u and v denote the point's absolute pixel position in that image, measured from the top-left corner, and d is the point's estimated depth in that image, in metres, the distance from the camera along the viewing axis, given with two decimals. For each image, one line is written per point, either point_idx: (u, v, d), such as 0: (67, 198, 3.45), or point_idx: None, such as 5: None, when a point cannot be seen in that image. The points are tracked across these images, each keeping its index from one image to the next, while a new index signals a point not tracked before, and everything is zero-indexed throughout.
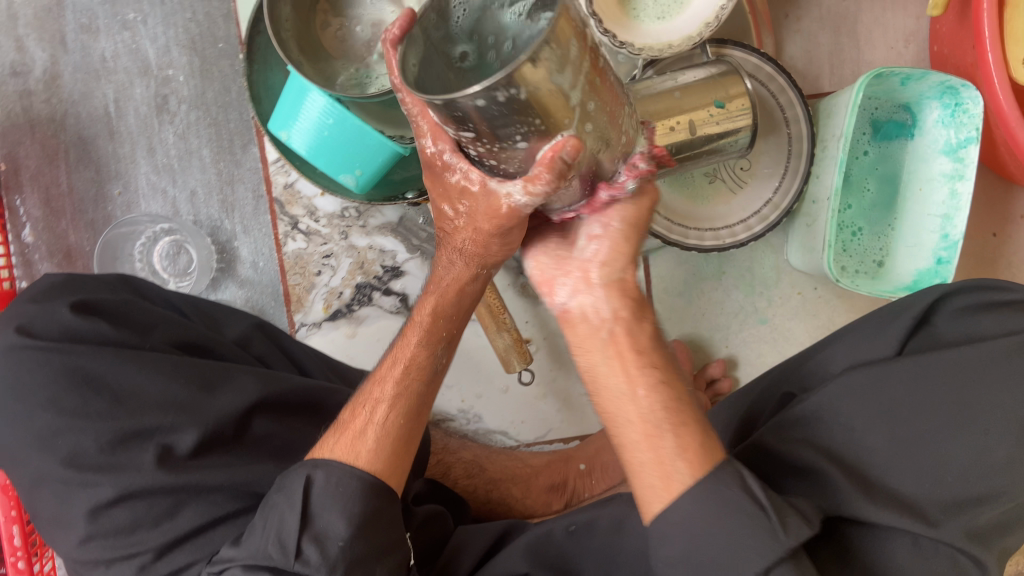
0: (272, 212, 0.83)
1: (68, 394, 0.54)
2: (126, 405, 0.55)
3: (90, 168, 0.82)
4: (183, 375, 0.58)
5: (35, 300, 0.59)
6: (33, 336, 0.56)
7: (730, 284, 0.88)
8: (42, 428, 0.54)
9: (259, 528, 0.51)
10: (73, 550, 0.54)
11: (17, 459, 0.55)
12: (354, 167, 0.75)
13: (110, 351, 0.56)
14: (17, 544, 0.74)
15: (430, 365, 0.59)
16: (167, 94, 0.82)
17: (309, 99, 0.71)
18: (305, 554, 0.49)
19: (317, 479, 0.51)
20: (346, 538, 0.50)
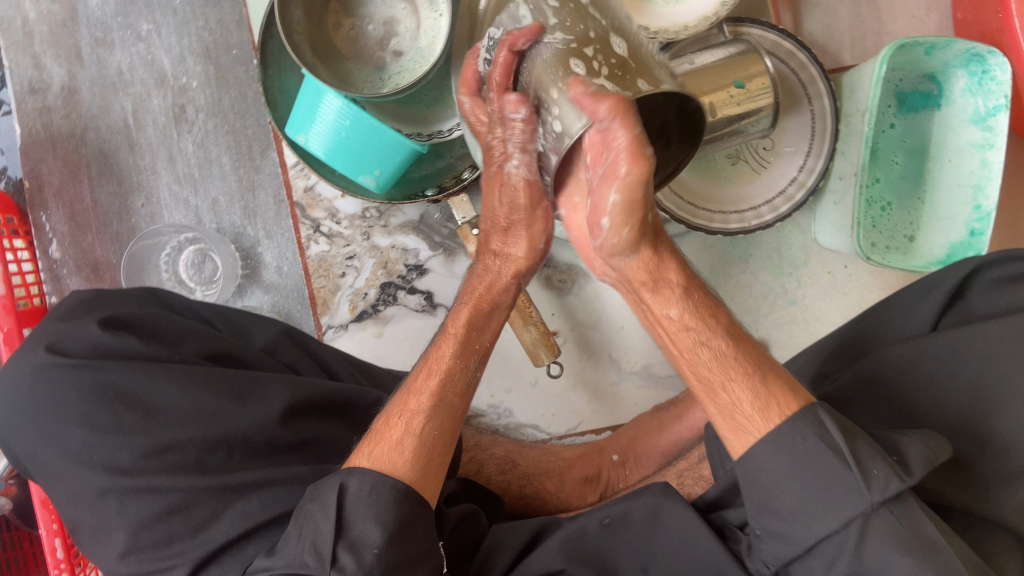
0: (294, 216, 0.83)
1: (101, 410, 0.53)
2: (158, 419, 0.53)
3: (112, 182, 0.83)
4: (212, 385, 0.56)
5: (64, 318, 0.58)
6: (63, 354, 0.55)
7: (759, 266, 0.87)
8: (76, 445, 0.53)
9: (294, 538, 0.48)
10: (112, 565, 0.52)
11: (53, 477, 0.54)
12: (373, 167, 0.75)
13: (138, 364, 0.55)
14: (60, 557, 0.74)
15: (464, 378, 0.57)
16: (185, 103, 0.82)
17: (325, 102, 0.71)
18: (339, 562, 0.47)
19: (351, 486, 0.49)
20: (381, 546, 0.47)
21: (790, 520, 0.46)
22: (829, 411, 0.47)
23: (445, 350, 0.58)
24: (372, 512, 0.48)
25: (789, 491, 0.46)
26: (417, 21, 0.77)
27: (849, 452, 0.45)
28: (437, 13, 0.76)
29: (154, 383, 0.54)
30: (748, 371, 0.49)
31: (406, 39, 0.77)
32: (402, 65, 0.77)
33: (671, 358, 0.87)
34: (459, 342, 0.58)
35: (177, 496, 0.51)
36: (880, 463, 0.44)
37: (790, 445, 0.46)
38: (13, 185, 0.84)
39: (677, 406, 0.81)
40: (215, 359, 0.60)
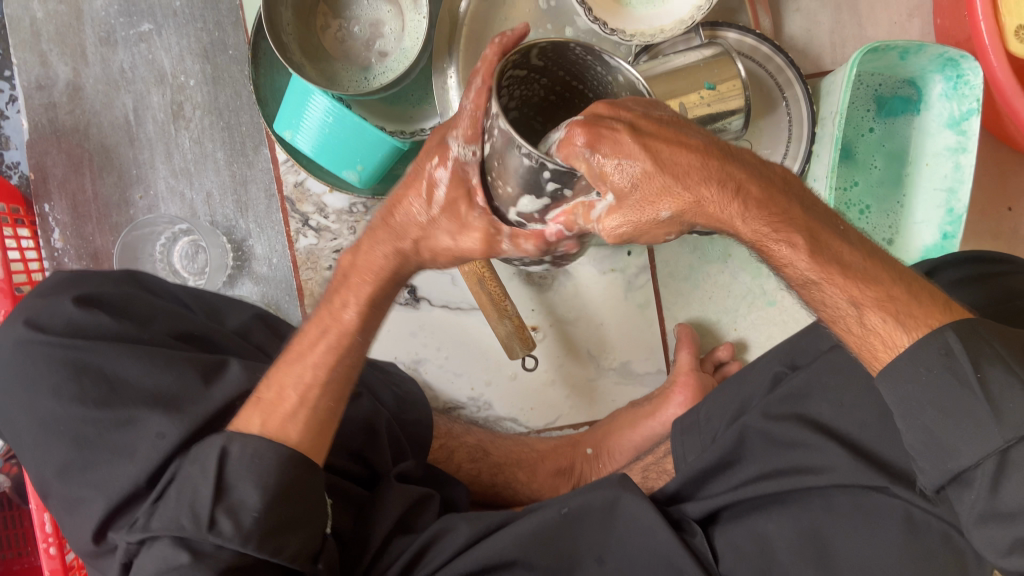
0: (284, 210, 0.86)
1: (69, 383, 0.56)
2: (120, 395, 0.56)
3: (113, 174, 0.87)
4: (176, 365, 0.58)
5: (43, 294, 0.61)
6: (41, 329, 0.58)
7: (737, 267, 0.87)
8: (48, 415, 0.56)
9: (172, 499, 0.52)
10: (83, 534, 0.55)
11: (25, 445, 0.57)
12: (355, 163, 0.78)
13: (108, 344, 0.58)
14: (49, 531, 0.77)
15: (357, 343, 0.58)
16: (182, 101, 0.86)
17: (312, 101, 0.74)
18: (216, 525, 0.50)
19: (231, 452, 0.52)
20: (259, 510, 0.51)
21: (937, 453, 0.48)
22: (954, 325, 0.49)
23: (329, 325, 0.58)
24: (253, 477, 0.52)
25: (918, 423, 0.49)
26: (402, 22, 0.80)
27: (977, 379, 0.47)
28: (420, 15, 0.78)
29: (122, 360, 0.57)
30: (855, 298, 0.50)
31: (391, 40, 0.80)
32: (386, 65, 0.80)
33: (650, 355, 0.88)
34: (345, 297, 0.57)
35: (141, 469, 0.54)
36: (1014, 392, 0.46)
37: (916, 377, 0.49)
38: (22, 179, 0.88)
39: (651, 401, 0.83)
40: (185, 340, 0.63)
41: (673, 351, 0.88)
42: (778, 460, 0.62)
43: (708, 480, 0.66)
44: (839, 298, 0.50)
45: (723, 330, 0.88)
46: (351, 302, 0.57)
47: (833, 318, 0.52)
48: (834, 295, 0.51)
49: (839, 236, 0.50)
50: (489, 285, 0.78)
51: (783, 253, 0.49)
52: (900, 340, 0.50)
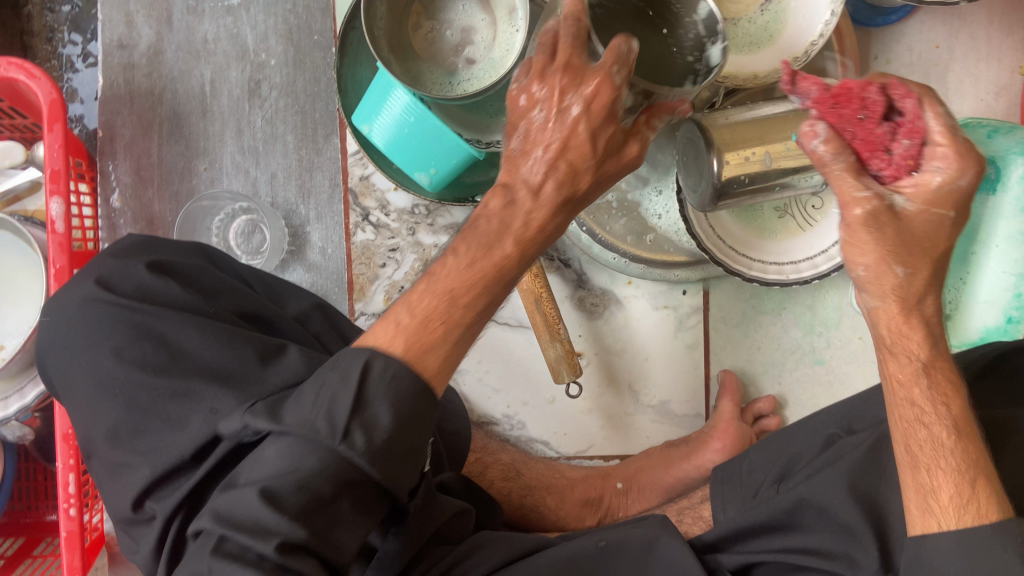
0: (345, 202, 0.86)
1: (132, 346, 0.55)
2: (181, 364, 0.55)
3: (180, 143, 0.86)
4: (238, 342, 0.56)
5: (116, 256, 0.61)
6: (110, 289, 0.58)
7: (790, 321, 0.86)
8: (104, 376, 0.55)
9: (308, 398, 0.45)
10: (123, 501, 0.54)
11: (77, 404, 0.56)
12: (429, 167, 0.77)
13: (174, 312, 0.57)
14: (70, 492, 0.75)
15: (508, 276, 0.49)
16: (260, 79, 0.86)
17: (394, 96, 0.73)
18: (351, 437, 0.43)
19: (375, 366, 0.45)
20: (392, 431, 0.44)
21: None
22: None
23: (482, 261, 0.48)
24: (391, 396, 0.45)
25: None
26: (493, 32, 0.79)
27: None
28: (514, 28, 0.78)
29: (186, 330, 0.56)
30: (961, 467, 0.51)
31: (480, 49, 0.79)
32: (472, 73, 0.79)
33: (690, 398, 0.87)
34: (492, 231, 0.48)
35: (188, 441, 0.52)
36: None
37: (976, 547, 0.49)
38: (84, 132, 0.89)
39: (688, 443, 0.81)
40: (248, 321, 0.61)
41: (714, 398, 0.87)
42: (824, 528, 0.59)
43: (749, 536, 0.63)
44: (954, 464, 0.51)
45: (766, 382, 0.87)
46: (511, 234, 0.49)
47: (917, 451, 0.52)
48: (931, 442, 0.52)
49: (971, 429, 0.53)
50: (545, 306, 0.77)
51: (940, 388, 0.53)
52: (990, 513, 0.50)
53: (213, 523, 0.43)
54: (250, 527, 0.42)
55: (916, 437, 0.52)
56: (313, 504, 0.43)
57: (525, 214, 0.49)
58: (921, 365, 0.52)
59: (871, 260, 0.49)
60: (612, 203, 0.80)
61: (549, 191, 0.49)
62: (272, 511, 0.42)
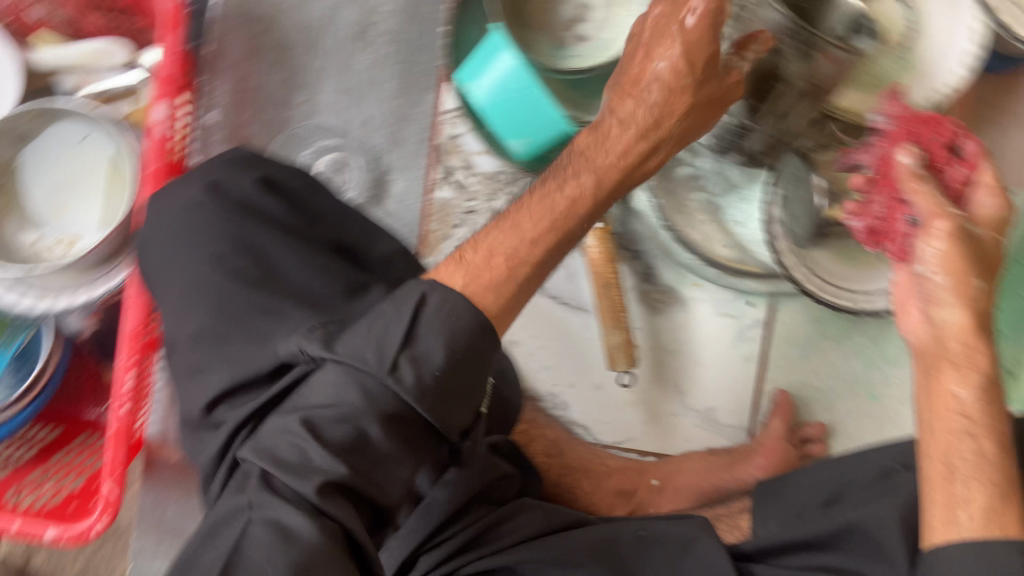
0: (432, 157, 0.86)
1: (231, 256, 0.56)
2: (275, 283, 0.56)
3: (282, 72, 0.87)
4: (330, 272, 0.57)
5: (229, 163, 0.61)
6: (220, 195, 0.59)
7: (850, 350, 0.85)
8: (200, 277, 0.56)
9: (359, 332, 0.46)
10: (194, 406, 0.53)
11: (167, 300, 0.58)
12: (523, 135, 0.78)
13: (275, 232, 0.58)
14: (126, 390, 0.76)
15: (572, 228, 0.56)
16: (371, 24, 0.87)
17: (499, 58, 0.74)
18: (398, 371, 0.44)
19: (431, 300, 0.47)
20: (441, 369, 0.45)
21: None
22: None
23: (556, 198, 0.56)
24: (444, 331, 0.46)
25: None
26: (609, 14, 0.79)
27: None
28: (631, 13, 0.77)
29: (284, 250, 0.58)
30: (995, 482, 0.48)
31: (593, 28, 0.79)
32: (582, 50, 0.79)
33: (737, 409, 0.87)
34: (583, 165, 0.58)
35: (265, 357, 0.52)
36: None
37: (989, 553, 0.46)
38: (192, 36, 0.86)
39: (730, 454, 0.81)
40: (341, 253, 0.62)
41: (763, 415, 0.86)
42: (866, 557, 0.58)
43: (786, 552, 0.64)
44: (981, 472, 0.48)
45: (816, 407, 0.86)
46: (592, 173, 0.58)
47: (950, 458, 0.49)
48: (962, 449, 0.49)
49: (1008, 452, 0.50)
50: (613, 292, 0.78)
51: (990, 404, 0.50)
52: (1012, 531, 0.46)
53: (258, 474, 0.43)
54: (291, 465, 0.43)
55: (961, 449, 0.49)
56: (365, 440, 0.44)
57: (613, 143, 0.59)
58: (983, 376, 0.50)
59: (942, 256, 0.50)
60: (698, 204, 0.82)
61: (653, 98, 0.58)
62: (315, 445, 0.43)
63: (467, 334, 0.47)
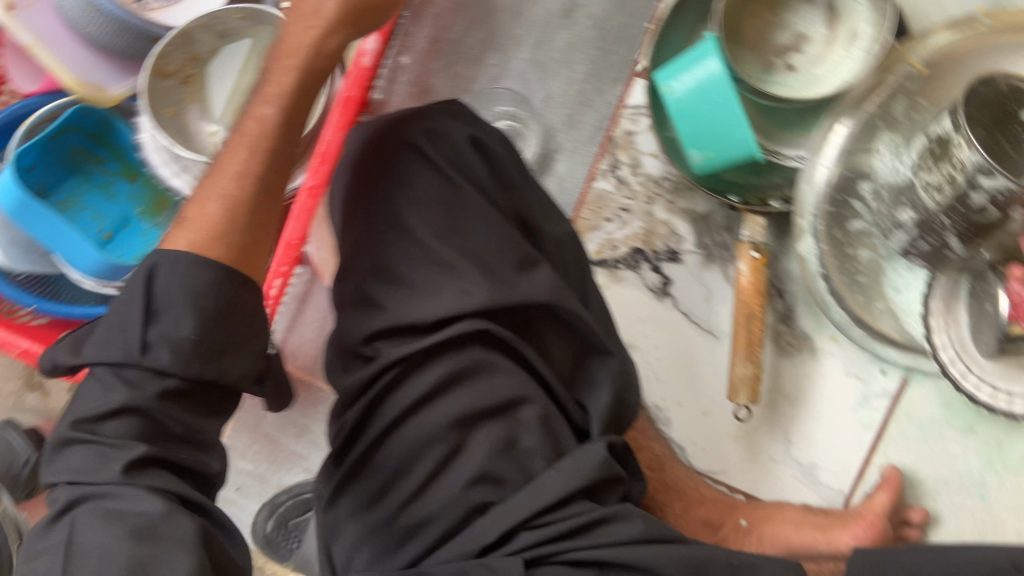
0: (603, 147, 0.87)
1: (426, 204, 0.58)
2: (461, 239, 0.57)
3: (481, 31, 0.87)
4: (508, 243, 0.57)
5: (446, 113, 0.62)
6: (430, 141, 0.59)
7: (973, 446, 0.81)
8: (392, 215, 0.57)
9: (104, 335, 0.52)
10: (355, 333, 0.57)
11: (350, 227, 0.60)
12: (707, 149, 0.77)
13: (471, 191, 0.58)
14: (270, 293, 0.79)
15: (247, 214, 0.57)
16: (580, 4, 0.86)
17: (707, 66, 0.75)
18: (152, 352, 0.51)
19: (157, 272, 0.53)
20: (191, 337, 0.51)
21: None
22: None
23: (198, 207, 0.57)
24: (185, 304, 0.52)
25: None
26: (827, 51, 0.78)
27: None
28: (849, 55, 0.77)
29: (474, 211, 0.58)
30: None
31: (806, 61, 0.79)
32: (787, 79, 0.79)
33: (841, 472, 0.84)
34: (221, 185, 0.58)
35: (437, 310, 0.54)
36: None
37: None
38: None
39: (828, 518, 0.79)
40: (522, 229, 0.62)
41: (867, 487, 0.83)
42: None
43: None
44: None
45: (919, 493, 0.82)
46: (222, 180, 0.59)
47: None
48: None
49: None
50: (754, 324, 0.77)
51: None
52: None
53: (64, 482, 0.50)
54: (96, 463, 0.49)
55: None
56: (158, 430, 0.51)
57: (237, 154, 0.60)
58: None
59: None
60: (862, 259, 0.79)
61: None
62: (103, 446, 0.50)
63: (211, 287, 0.53)
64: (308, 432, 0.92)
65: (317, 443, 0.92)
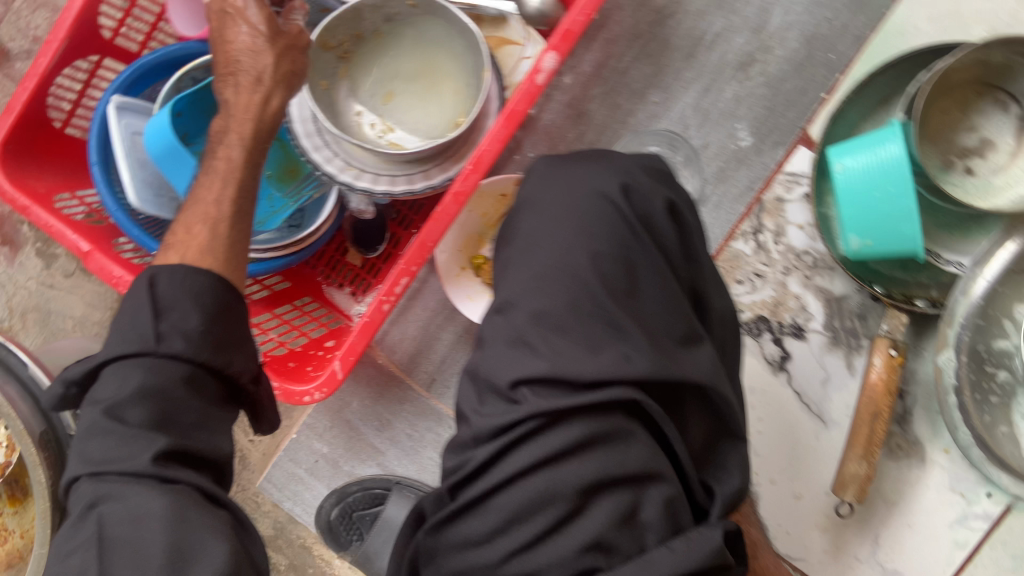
0: (749, 208, 0.85)
1: (610, 259, 0.55)
2: (636, 304, 0.56)
3: (650, 67, 0.85)
4: (681, 317, 0.56)
5: (648, 172, 0.61)
6: (625, 198, 0.58)
7: None
8: (573, 262, 0.55)
9: (119, 333, 0.53)
10: (503, 377, 0.54)
11: (523, 258, 0.58)
12: (866, 236, 0.75)
13: (654, 254, 0.57)
14: (394, 291, 0.78)
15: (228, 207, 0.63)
16: (758, 59, 0.84)
17: (884, 150, 0.72)
18: (167, 340, 0.52)
19: (159, 280, 0.56)
20: (201, 326, 0.54)
21: None
22: None
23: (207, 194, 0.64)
24: (190, 298, 0.55)
25: None
26: (1011, 162, 0.75)
27: None
28: None
29: (653, 275, 0.56)
30: None
31: (986, 167, 0.76)
32: (964, 182, 0.76)
33: None
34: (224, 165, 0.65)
35: (596, 369, 0.52)
36: None
37: None
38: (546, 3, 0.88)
39: None
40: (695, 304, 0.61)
41: None
42: None
43: None
44: None
45: None
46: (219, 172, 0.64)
47: None
48: None
49: None
50: (877, 424, 0.75)
51: None
52: None
53: (85, 475, 0.50)
54: (124, 457, 0.49)
55: None
56: (173, 418, 0.51)
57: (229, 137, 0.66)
58: None
59: None
60: (998, 379, 0.76)
61: None
62: (126, 433, 0.50)
63: (210, 288, 0.57)
64: (391, 427, 0.91)
65: (398, 440, 0.91)
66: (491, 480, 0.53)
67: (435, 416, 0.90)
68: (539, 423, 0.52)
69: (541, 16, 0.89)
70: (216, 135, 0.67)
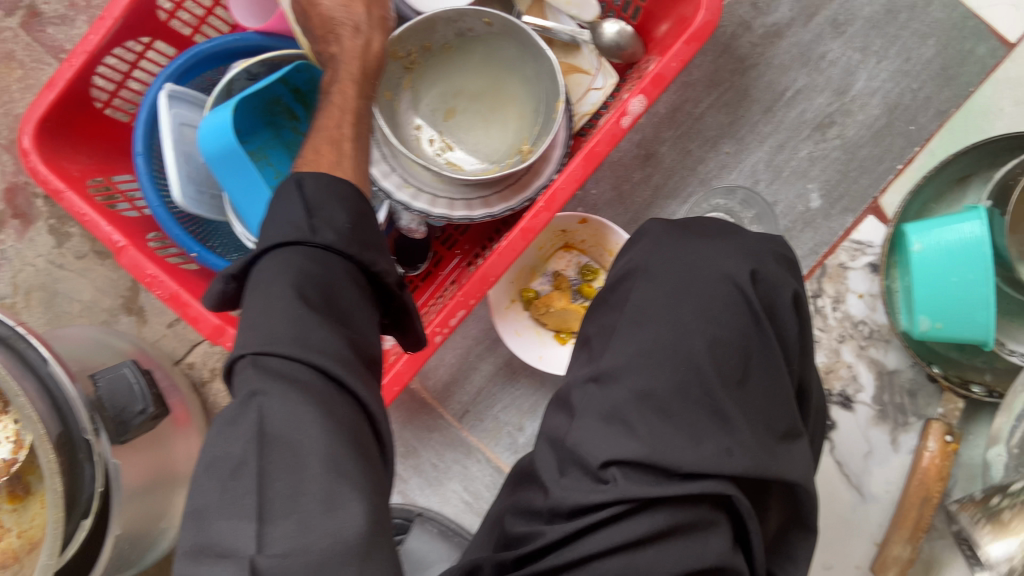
0: (811, 270, 0.85)
1: (726, 347, 0.54)
2: (745, 395, 0.54)
3: (727, 116, 0.86)
4: (785, 414, 0.55)
5: (776, 260, 0.60)
6: (752, 283, 0.57)
7: None
8: (686, 344, 0.54)
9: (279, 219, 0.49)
10: (592, 455, 0.52)
11: (631, 325, 0.57)
12: (937, 318, 0.73)
13: (773, 347, 0.56)
14: (449, 324, 0.74)
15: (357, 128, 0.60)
16: (836, 122, 0.86)
17: (958, 229, 0.71)
18: (321, 232, 0.48)
19: (306, 182, 0.52)
20: (350, 225, 0.51)
21: None
22: None
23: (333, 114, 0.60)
24: (338, 200, 0.51)
25: None
26: None
27: None
28: None
29: (765, 369, 0.55)
30: None
31: None
32: None
33: None
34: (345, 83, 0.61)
35: (693, 460, 0.50)
36: None
37: None
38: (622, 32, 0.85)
39: None
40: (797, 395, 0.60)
41: None
42: None
43: None
44: None
45: None
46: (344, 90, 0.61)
47: None
48: None
49: None
50: (926, 509, 0.75)
51: None
52: None
53: (248, 359, 0.43)
54: (292, 339, 0.43)
55: None
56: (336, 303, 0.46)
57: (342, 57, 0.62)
58: None
59: None
60: None
61: None
62: (296, 311, 0.44)
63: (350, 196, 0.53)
64: (416, 455, 0.88)
65: (421, 469, 0.88)
66: (563, 557, 0.49)
67: (464, 447, 0.87)
68: (624, 508, 0.49)
69: (616, 47, 0.86)
70: (324, 84, 0.62)
